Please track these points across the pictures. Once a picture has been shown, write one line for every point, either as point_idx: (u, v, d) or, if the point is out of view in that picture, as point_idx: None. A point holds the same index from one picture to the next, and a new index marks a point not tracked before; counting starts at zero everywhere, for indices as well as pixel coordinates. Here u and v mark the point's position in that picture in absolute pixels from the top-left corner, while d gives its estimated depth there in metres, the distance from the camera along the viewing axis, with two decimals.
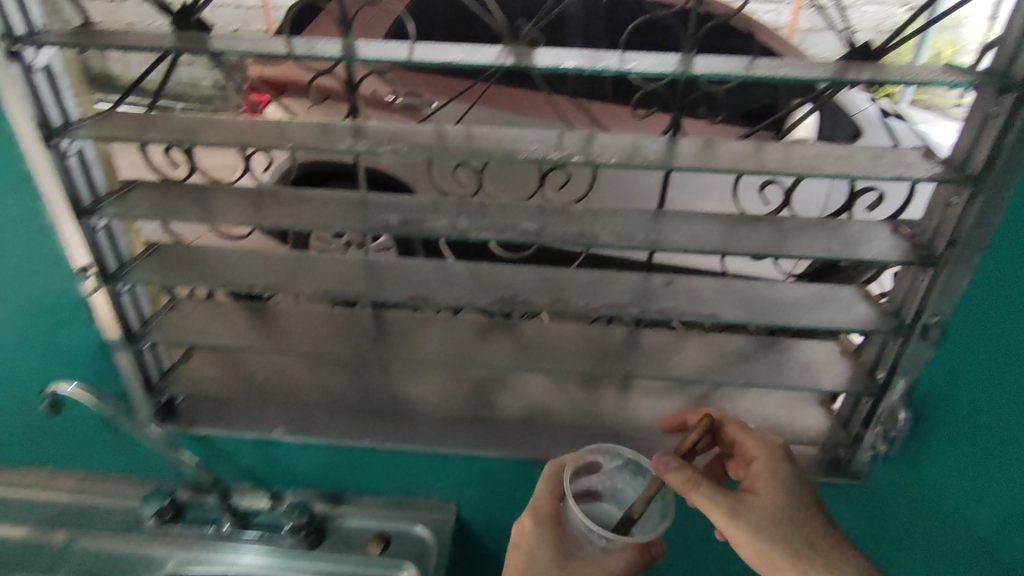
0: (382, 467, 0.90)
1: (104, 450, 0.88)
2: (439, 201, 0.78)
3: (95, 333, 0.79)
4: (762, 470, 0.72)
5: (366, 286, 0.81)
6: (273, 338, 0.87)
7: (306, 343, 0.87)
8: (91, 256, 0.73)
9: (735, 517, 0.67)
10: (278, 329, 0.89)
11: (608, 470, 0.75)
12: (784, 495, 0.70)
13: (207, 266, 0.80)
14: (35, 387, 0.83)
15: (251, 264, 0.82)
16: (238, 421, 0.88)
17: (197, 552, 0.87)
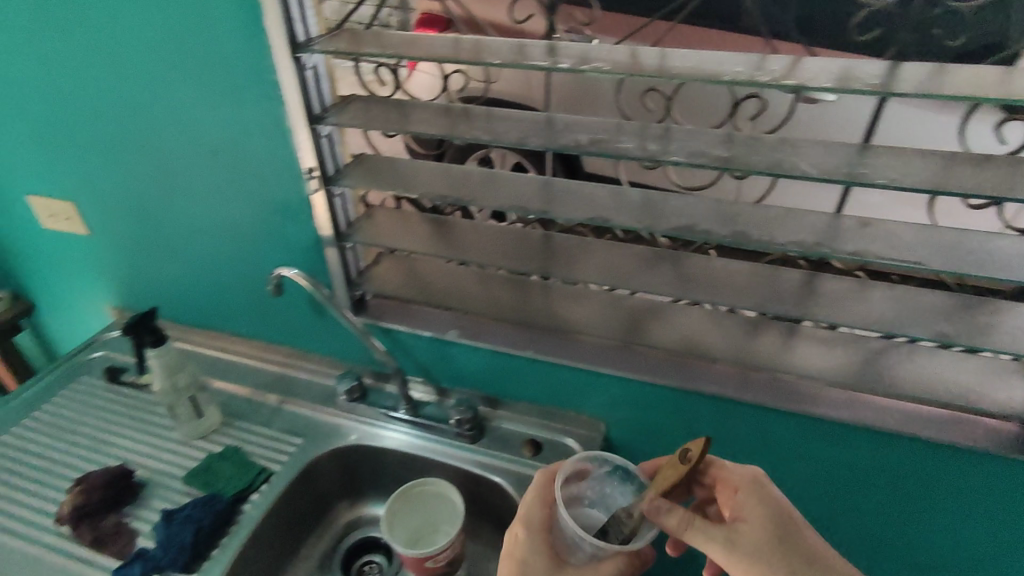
0: (540, 379, 0.96)
1: (310, 332, 1.05)
2: (622, 126, 0.79)
3: (313, 229, 0.91)
4: (750, 500, 0.68)
5: (543, 206, 0.85)
6: (453, 248, 0.96)
7: (482, 255, 0.95)
8: (315, 160, 0.84)
9: (730, 548, 0.64)
10: (456, 242, 0.97)
11: (597, 476, 0.75)
12: (772, 525, 0.66)
13: (405, 176, 0.89)
14: (265, 272, 1.00)
15: (442, 178, 0.90)
16: (418, 321, 0.98)
17: (378, 427, 1.00)
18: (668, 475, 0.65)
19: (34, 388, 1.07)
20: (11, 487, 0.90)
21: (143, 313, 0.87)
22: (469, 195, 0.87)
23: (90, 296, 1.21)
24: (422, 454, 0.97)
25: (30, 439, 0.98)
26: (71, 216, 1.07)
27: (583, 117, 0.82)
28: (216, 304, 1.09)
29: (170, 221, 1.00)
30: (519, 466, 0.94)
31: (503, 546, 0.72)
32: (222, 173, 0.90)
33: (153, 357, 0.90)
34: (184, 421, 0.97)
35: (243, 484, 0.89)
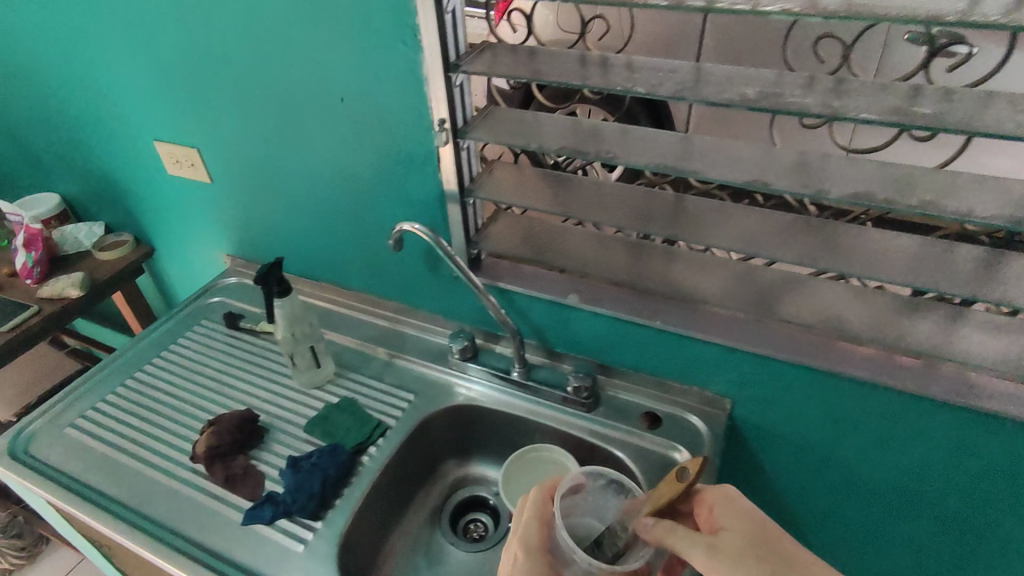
0: (663, 350, 0.91)
1: (421, 289, 1.04)
2: (784, 77, 0.70)
3: (438, 184, 0.89)
4: (730, 514, 0.69)
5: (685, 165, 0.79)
6: (578, 207, 0.91)
7: (607, 216, 0.90)
8: (447, 110, 0.80)
9: (713, 553, 0.64)
10: (579, 201, 0.92)
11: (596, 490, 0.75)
12: (751, 534, 0.66)
13: (533, 130, 0.85)
14: (382, 226, 0.98)
15: (572, 133, 0.85)
16: (536, 283, 0.95)
17: (490, 388, 0.99)
18: (666, 493, 0.66)
19: (162, 329, 1.12)
20: (148, 423, 0.95)
21: (271, 263, 0.87)
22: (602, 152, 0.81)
23: (208, 243, 1.24)
24: (535, 418, 0.95)
25: (161, 378, 1.02)
26: (195, 163, 1.09)
27: (737, 66, 0.74)
28: (330, 256, 1.09)
29: (291, 171, 1.00)
30: (637, 438, 0.90)
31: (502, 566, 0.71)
32: (347, 122, 0.88)
33: (279, 306, 0.91)
34: (304, 370, 0.98)
35: (363, 436, 0.90)
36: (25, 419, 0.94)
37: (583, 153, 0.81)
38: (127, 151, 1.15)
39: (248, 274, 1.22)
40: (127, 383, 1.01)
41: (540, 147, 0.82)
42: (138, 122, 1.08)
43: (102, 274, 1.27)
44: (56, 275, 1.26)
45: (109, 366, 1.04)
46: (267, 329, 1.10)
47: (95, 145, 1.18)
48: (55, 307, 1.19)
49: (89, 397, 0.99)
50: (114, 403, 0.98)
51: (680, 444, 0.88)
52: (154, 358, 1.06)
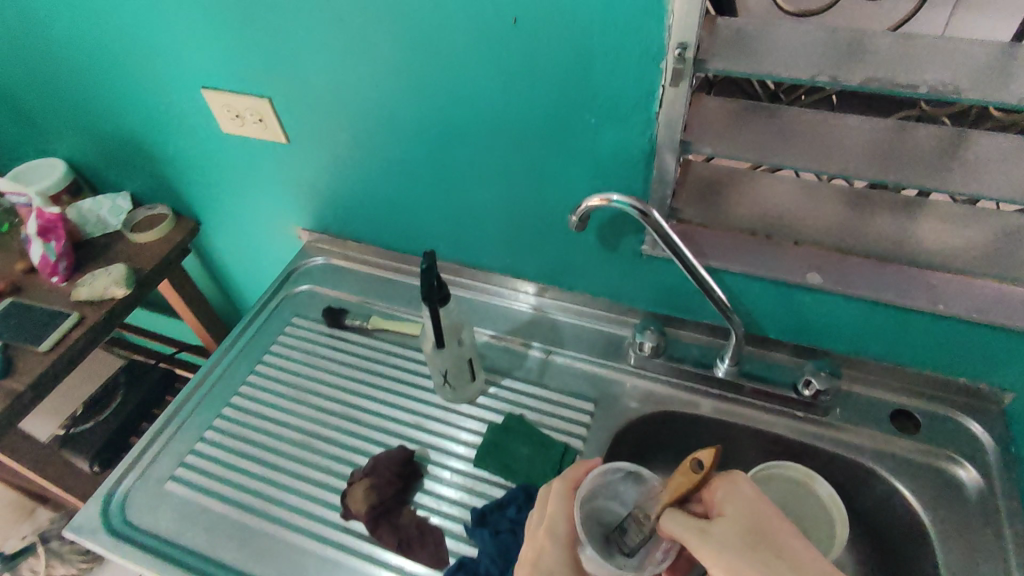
0: (929, 336, 0.71)
1: (586, 267, 0.81)
2: None
3: (647, 138, 0.64)
4: (733, 497, 0.56)
5: None
6: (822, 151, 0.63)
7: (865, 162, 0.62)
8: (695, 30, 0.53)
9: (707, 538, 0.53)
10: (817, 140, 0.64)
11: (611, 483, 0.63)
12: (754, 525, 0.54)
13: (775, 48, 0.56)
14: (545, 190, 0.75)
15: (840, 49, 0.56)
16: (760, 261, 0.72)
17: (686, 390, 0.80)
18: (677, 485, 0.54)
19: (245, 333, 0.90)
20: (268, 467, 0.75)
21: (427, 260, 0.62)
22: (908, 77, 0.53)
23: (277, 216, 0.99)
24: (754, 426, 0.76)
25: (266, 402, 0.81)
26: (264, 118, 0.82)
27: None
28: (458, 229, 0.86)
29: (412, 123, 0.75)
30: (898, 449, 0.72)
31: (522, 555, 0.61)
32: (514, 54, 0.62)
33: (442, 317, 0.73)
34: (454, 386, 0.78)
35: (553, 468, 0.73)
36: (115, 475, 0.75)
37: (917, 86, 0.51)
38: (163, 103, 0.87)
39: (337, 253, 0.98)
40: (225, 411, 0.81)
41: (839, 80, 0.53)
42: (180, 63, 0.80)
43: (145, 263, 1.01)
44: (87, 268, 1.01)
45: (196, 392, 0.83)
46: (382, 325, 0.88)
47: (115, 96, 0.89)
48: (99, 313, 0.94)
49: (183, 436, 0.79)
50: (216, 442, 0.78)
51: (966, 459, 0.70)
52: (249, 375, 0.85)
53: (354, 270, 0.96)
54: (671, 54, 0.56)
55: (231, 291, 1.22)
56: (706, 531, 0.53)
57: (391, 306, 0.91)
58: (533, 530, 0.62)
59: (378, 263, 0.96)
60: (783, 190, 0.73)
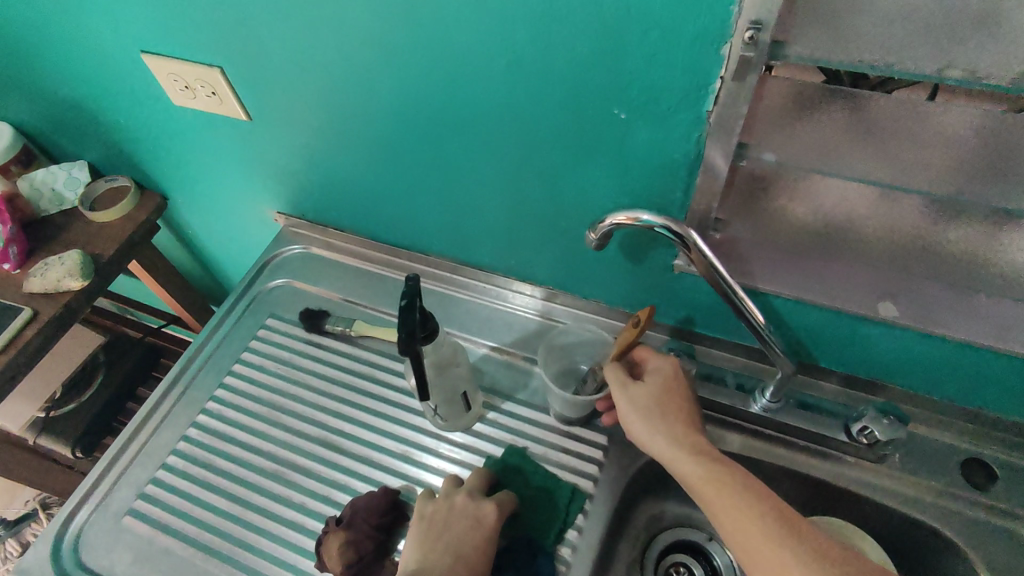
0: (1022, 381, 0.58)
1: (604, 275, 0.68)
2: None
3: (690, 139, 0.51)
4: (665, 364, 0.60)
5: None
6: (919, 163, 0.49)
7: (973, 177, 0.48)
8: (778, 7, 0.40)
9: (626, 390, 0.58)
10: (917, 149, 0.49)
11: (572, 346, 0.70)
12: (669, 392, 0.58)
13: (881, 32, 0.41)
14: (560, 190, 0.61)
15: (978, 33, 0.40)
16: (821, 285, 0.58)
17: (716, 422, 0.68)
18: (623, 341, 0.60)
19: (213, 335, 0.79)
20: (237, 502, 0.67)
21: (409, 292, 0.50)
22: None
23: (249, 197, 0.86)
24: (796, 470, 0.65)
25: (235, 423, 0.72)
26: (218, 91, 0.69)
27: None
28: (454, 222, 0.73)
29: (398, 99, 0.61)
30: (969, 508, 0.61)
31: (440, 499, 0.60)
32: (523, 29, 0.49)
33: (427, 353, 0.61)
34: (447, 416, 0.67)
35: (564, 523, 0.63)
36: (69, 508, 0.67)
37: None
38: (106, 66, 0.74)
39: (317, 241, 0.86)
40: (190, 433, 0.72)
41: (979, 77, 0.39)
42: (117, 21, 0.66)
43: (104, 247, 0.89)
44: (43, 251, 0.89)
45: (159, 407, 0.74)
46: (368, 333, 0.76)
47: (49, 56, 0.75)
48: (54, 308, 0.83)
49: (143, 461, 0.70)
50: (177, 470, 0.69)
51: None
52: (217, 387, 0.75)
53: (337, 262, 0.84)
54: (739, 37, 0.43)
55: (210, 267, 1.10)
56: (627, 385, 0.59)
57: (379, 308, 0.79)
58: (471, 491, 0.61)
59: (365, 254, 0.84)
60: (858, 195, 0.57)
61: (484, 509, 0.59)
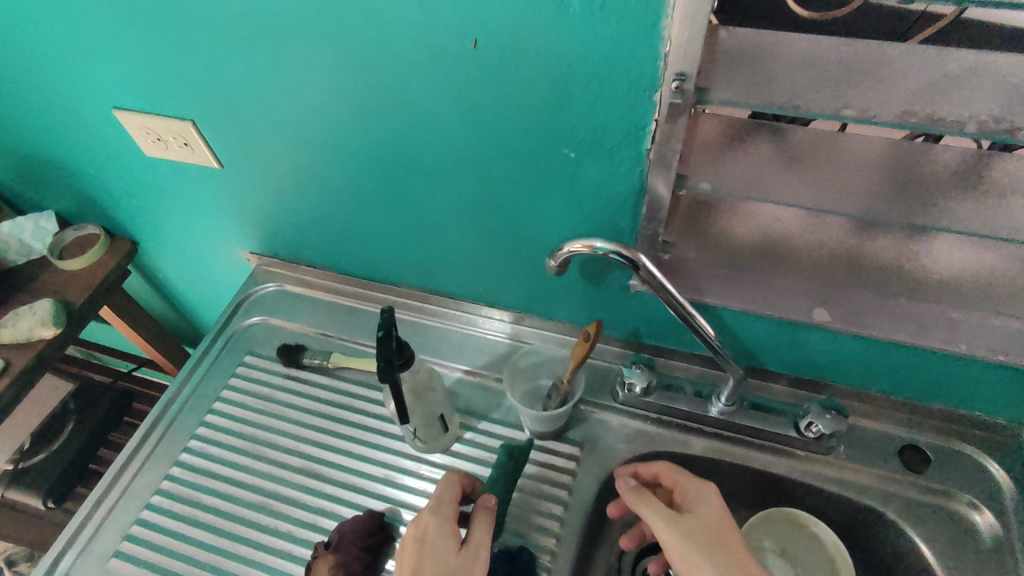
0: (942, 372, 0.64)
1: (566, 297, 0.73)
2: None
3: (633, 172, 0.57)
4: (706, 494, 0.61)
5: None
6: (831, 185, 0.55)
7: (877, 195, 0.55)
8: (697, 60, 0.47)
9: (675, 527, 0.59)
10: (829, 172, 0.56)
11: (536, 366, 0.74)
12: (718, 524, 0.59)
13: (784, 75, 0.47)
14: (520, 222, 0.66)
15: (859, 76, 0.47)
16: (762, 296, 0.65)
17: (678, 428, 0.73)
18: (576, 354, 0.65)
19: (191, 377, 0.80)
20: (225, 537, 0.68)
21: (385, 323, 0.54)
22: (935, 112, 0.46)
23: (221, 240, 0.89)
24: (754, 467, 0.70)
25: (217, 459, 0.74)
26: (189, 142, 0.72)
27: None
28: (424, 255, 0.77)
29: (365, 144, 0.65)
30: (907, 490, 0.67)
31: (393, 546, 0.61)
32: (477, 83, 0.55)
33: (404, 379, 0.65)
34: (425, 439, 0.70)
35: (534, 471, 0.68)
36: (52, 556, 0.67)
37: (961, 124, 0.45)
38: (77, 122, 0.76)
39: (291, 277, 0.89)
40: (172, 472, 0.73)
41: (869, 117, 0.46)
42: (89, 79, 0.70)
43: (76, 294, 0.90)
44: (11, 301, 0.89)
45: (139, 452, 0.75)
46: (344, 364, 0.79)
47: (19, 114, 0.78)
48: (26, 358, 0.84)
49: (127, 503, 0.71)
50: (162, 509, 0.71)
51: (982, 501, 0.65)
52: (199, 426, 0.76)
53: (311, 297, 0.87)
54: (667, 85, 0.49)
55: (182, 309, 1.11)
56: (675, 522, 0.59)
57: (353, 339, 0.82)
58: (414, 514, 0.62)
59: (338, 288, 0.87)
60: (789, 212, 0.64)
61: (425, 522, 0.60)
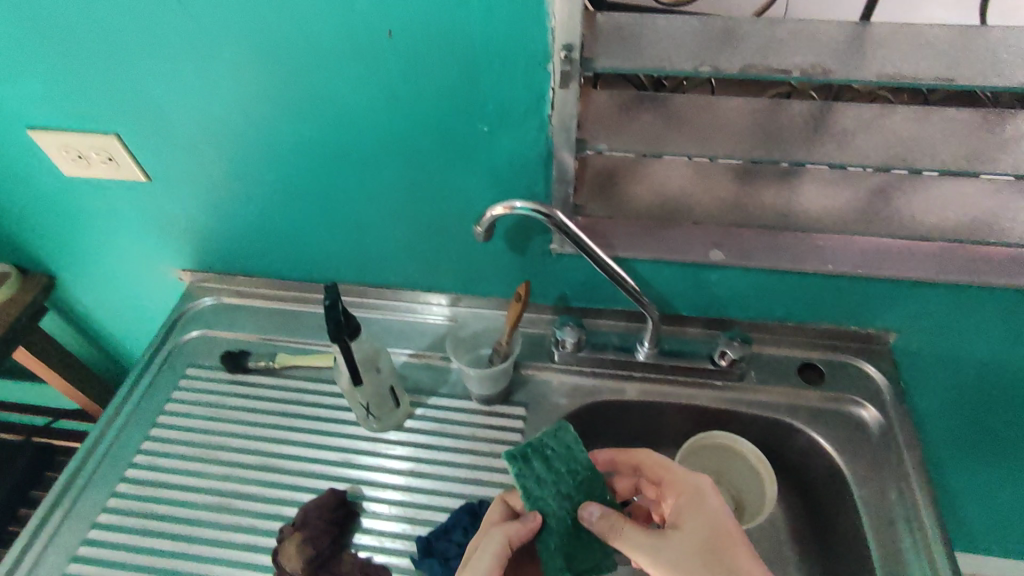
0: (821, 294, 0.76)
1: (496, 271, 0.80)
2: None
3: (540, 139, 0.65)
4: (692, 509, 0.63)
5: (859, 62, 0.56)
6: (706, 139, 0.66)
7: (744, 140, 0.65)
8: (579, 32, 0.56)
9: (659, 552, 0.60)
10: (703, 128, 0.67)
11: (475, 337, 0.79)
12: (708, 537, 0.61)
13: (652, 44, 0.58)
14: (447, 201, 0.73)
15: (709, 40, 0.58)
16: (665, 245, 0.74)
17: (611, 377, 0.80)
18: (511, 316, 0.72)
19: (131, 396, 0.80)
20: (184, 541, 0.68)
21: (330, 294, 0.59)
22: (769, 63, 0.57)
23: (150, 261, 0.89)
24: (680, 401, 0.78)
25: (167, 469, 0.73)
26: (114, 157, 0.74)
27: None
28: (359, 248, 0.81)
29: (295, 141, 0.70)
30: (808, 401, 0.77)
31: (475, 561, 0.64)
32: (394, 71, 0.62)
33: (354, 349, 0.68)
34: (379, 416, 0.73)
35: (565, 458, 0.62)
36: None
37: (790, 70, 0.56)
38: None
39: (226, 290, 0.90)
40: (119, 489, 0.72)
41: (722, 70, 0.56)
42: (4, 101, 0.70)
43: None
44: None
45: (81, 475, 0.73)
46: (289, 363, 0.81)
47: None
48: None
49: (72, 526, 0.69)
50: (112, 526, 0.69)
51: (866, 399, 0.76)
52: (143, 441, 0.76)
53: (249, 307, 0.89)
54: (557, 57, 0.58)
55: (107, 347, 1.08)
56: (658, 547, 0.60)
57: (296, 340, 0.85)
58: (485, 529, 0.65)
59: (275, 294, 0.89)
60: (680, 170, 0.74)
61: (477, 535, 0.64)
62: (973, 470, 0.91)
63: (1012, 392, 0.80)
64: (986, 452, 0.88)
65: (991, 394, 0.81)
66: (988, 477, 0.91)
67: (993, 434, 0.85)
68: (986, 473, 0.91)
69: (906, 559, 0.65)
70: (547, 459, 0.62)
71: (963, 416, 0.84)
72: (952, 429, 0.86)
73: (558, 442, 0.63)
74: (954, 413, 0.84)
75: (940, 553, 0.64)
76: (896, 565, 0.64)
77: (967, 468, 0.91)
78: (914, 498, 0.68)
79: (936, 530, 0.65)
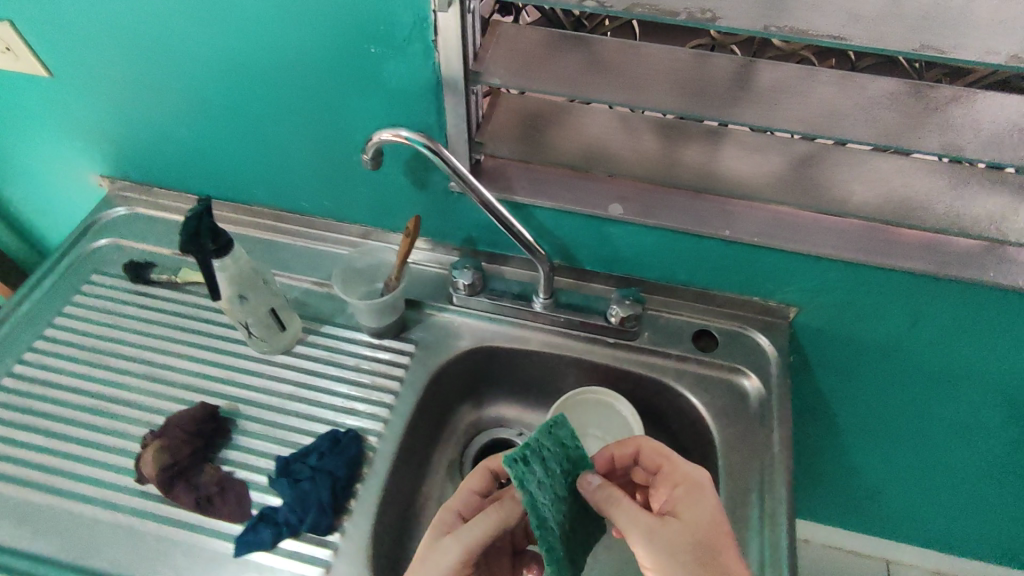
0: (721, 261, 0.74)
1: (402, 206, 0.78)
2: None
3: (431, 67, 0.63)
4: (693, 498, 0.58)
5: (751, 11, 0.53)
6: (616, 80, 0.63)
7: (645, 86, 0.62)
8: None
9: (653, 535, 0.55)
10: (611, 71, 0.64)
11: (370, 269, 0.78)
12: (706, 531, 0.56)
13: None
14: (345, 126, 0.71)
15: None
16: (568, 195, 0.72)
17: (508, 325, 0.80)
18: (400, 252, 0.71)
19: (31, 296, 0.80)
20: (56, 438, 0.69)
21: (205, 205, 0.59)
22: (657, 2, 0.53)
23: (65, 164, 0.88)
24: (570, 354, 0.78)
25: (54, 369, 0.74)
26: (13, 47, 0.72)
27: None
28: (268, 170, 0.80)
29: (192, 48, 0.68)
30: (696, 366, 0.77)
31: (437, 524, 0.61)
32: None
33: (228, 268, 0.67)
34: (263, 337, 0.74)
35: (560, 456, 0.56)
36: None
37: (677, 12, 0.53)
38: None
39: (143, 201, 0.89)
40: (4, 384, 0.73)
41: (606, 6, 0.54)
42: None
43: None
44: None
45: None
46: (191, 279, 0.81)
47: None
48: None
49: None
50: None
51: (749, 368, 0.76)
52: (36, 340, 0.77)
53: (163, 220, 0.88)
54: None
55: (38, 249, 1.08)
56: (651, 530, 0.56)
57: None
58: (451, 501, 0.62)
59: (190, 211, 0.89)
60: (592, 119, 0.72)
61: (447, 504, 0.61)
62: (875, 453, 0.92)
63: (905, 379, 0.80)
64: (887, 436, 0.88)
65: (892, 380, 0.80)
66: (889, 459, 0.92)
67: (892, 420, 0.86)
68: (889, 456, 0.91)
69: (748, 526, 0.65)
70: (545, 461, 0.54)
71: (861, 398, 0.84)
72: (852, 411, 0.86)
73: (552, 438, 0.57)
74: (854, 393, 0.84)
75: (781, 524, 0.65)
76: (738, 531, 0.65)
77: (871, 451, 0.92)
78: (773, 470, 0.69)
79: (783, 501, 0.66)
